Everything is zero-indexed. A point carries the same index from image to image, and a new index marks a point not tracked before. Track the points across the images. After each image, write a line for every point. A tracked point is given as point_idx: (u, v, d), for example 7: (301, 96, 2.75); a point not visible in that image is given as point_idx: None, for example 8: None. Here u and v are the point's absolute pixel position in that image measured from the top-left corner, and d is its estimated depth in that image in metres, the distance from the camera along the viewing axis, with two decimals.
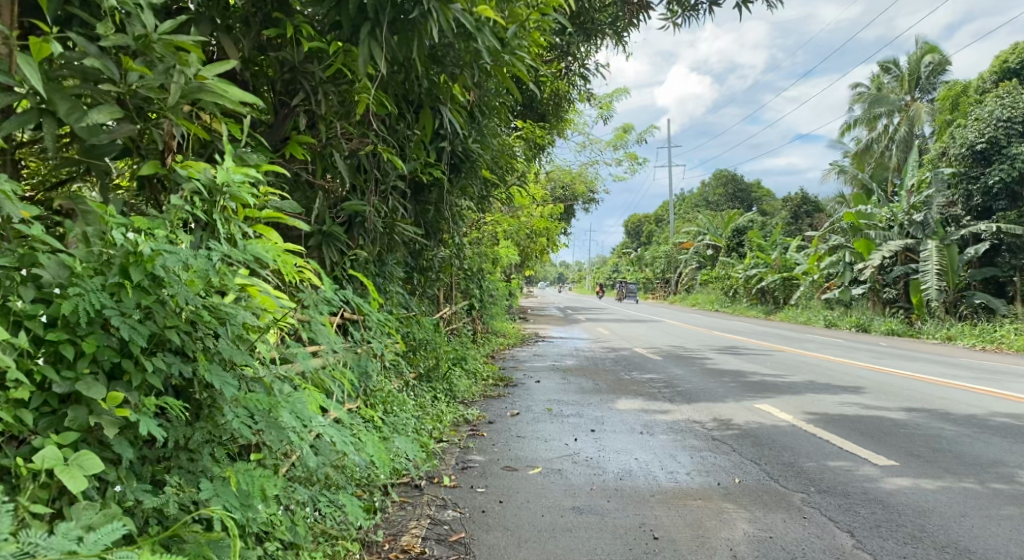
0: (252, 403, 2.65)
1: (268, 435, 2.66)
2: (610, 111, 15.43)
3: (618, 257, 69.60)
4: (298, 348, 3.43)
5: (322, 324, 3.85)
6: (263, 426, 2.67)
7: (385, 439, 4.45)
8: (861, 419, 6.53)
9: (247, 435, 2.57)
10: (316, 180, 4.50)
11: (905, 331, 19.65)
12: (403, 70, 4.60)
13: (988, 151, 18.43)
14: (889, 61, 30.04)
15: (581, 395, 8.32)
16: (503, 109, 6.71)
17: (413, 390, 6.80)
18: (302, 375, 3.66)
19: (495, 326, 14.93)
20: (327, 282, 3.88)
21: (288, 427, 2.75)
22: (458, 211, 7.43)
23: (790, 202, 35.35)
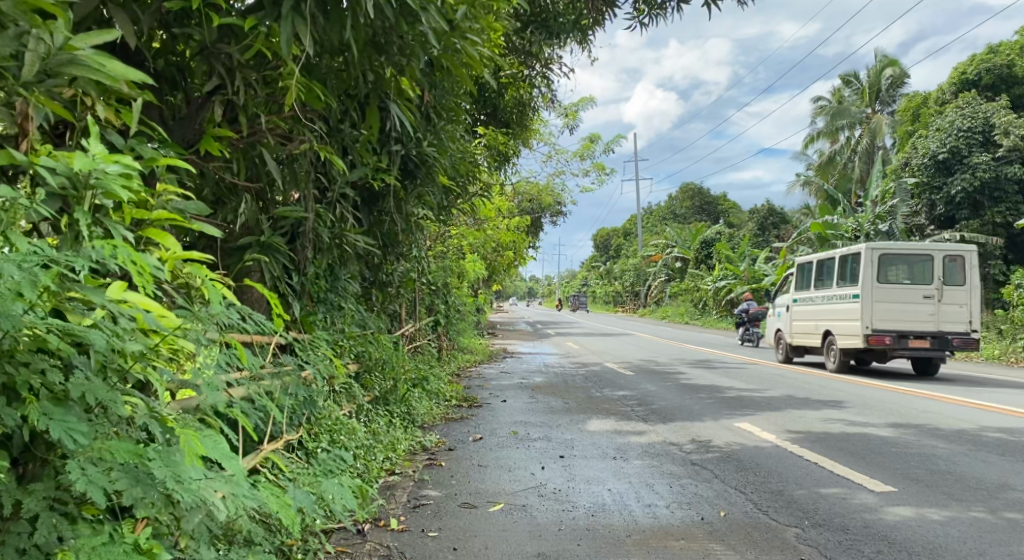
0: (113, 455, 2.12)
1: (132, 498, 2.12)
2: (575, 120, 15.02)
3: (589, 271, 69.59)
4: (207, 379, 2.89)
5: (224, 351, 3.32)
6: (125, 482, 2.12)
7: (317, 480, 3.88)
8: (848, 437, 6.10)
9: (99, 498, 2.02)
10: (238, 181, 3.93)
11: None
12: (343, 56, 4.11)
13: (950, 161, 18.50)
14: (850, 74, 30.27)
15: (549, 416, 7.78)
16: (462, 112, 6.19)
17: (367, 415, 6.23)
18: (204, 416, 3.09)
19: (461, 342, 14.35)
20: (218, 303, 2.94)
21: (161, 485, 2.22)
22: (415, 222, 6.84)
23: (755, 214, 35.43)
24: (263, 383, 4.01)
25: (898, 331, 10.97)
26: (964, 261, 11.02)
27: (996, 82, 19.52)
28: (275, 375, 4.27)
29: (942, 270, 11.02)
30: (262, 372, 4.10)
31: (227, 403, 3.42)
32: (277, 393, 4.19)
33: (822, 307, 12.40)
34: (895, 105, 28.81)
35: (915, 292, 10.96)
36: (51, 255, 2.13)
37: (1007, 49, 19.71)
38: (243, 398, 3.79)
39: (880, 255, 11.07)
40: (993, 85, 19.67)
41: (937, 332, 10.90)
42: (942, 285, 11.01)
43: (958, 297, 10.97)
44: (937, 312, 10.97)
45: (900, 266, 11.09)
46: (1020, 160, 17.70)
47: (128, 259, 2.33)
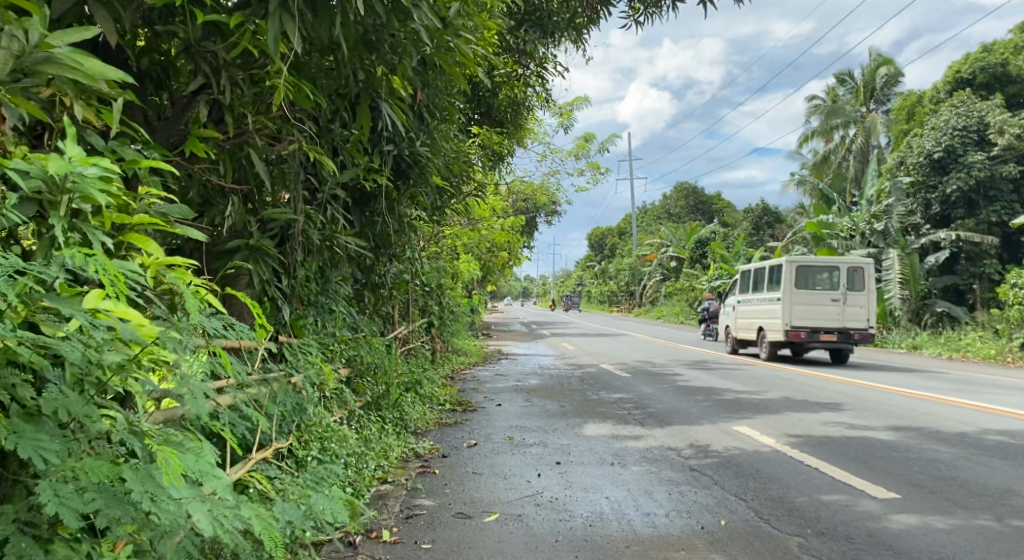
0: (88, 475, 2.03)
1: (108, 519, 2.04)
2: (570, 120, 14.91)
3: (585, 271, 69.57)
4: (193, 391, 2.76)
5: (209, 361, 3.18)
6: (99, 503, 2.04)
7: (308, 492, 3.76)
8: (848, 440, 6.02)
9: (70, 522, 1.93)
10: (225, 184, 3.83)
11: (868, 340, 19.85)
12: (333, 55, 4.01)
13: (945, 160, 18.48)
14: (844, 74, 30.24)
15: (545, 419, 7.68)
16: (455, 111, 6.09)
17: (359, 421, 6.13)
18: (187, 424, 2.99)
19: (456, 344, 14.23)
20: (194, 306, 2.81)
21: (139, 503, 2.13)
22: (408, 223, 6.73)
23: (750, 214, 35.39)
24: (251, 391, 3.89)
25: (812, 328, 13.14)
26: (864, 270, 13.19)
27: (990, 80, 19.50)
28: (263, 383, 4.16)
29: (847, 278, 13.20)
30: (250, 380, 3.98)
31: (213, 414, 3.33)
32: (265, 402, 4.07)
33: (755, 306, 14.61)
34: (889, 104, 28.82)
35: (826, 296, 13.11)
36: (25, 265, 2.06)
37: (1001, 48, 19.69)
38: (230, 408, 3.68)
39: (797, 267, 13.17)
40: (987, 84, 19.66)
41: (841, 328, 13.14)
42: (847, 290, 13.20)
43: (860, 300, 13.17)
44: (843, 312, 13.18)
45: (815, 275, 13.21)
46: (1014, 159, 17.69)
47: (104, 269, 2.22)
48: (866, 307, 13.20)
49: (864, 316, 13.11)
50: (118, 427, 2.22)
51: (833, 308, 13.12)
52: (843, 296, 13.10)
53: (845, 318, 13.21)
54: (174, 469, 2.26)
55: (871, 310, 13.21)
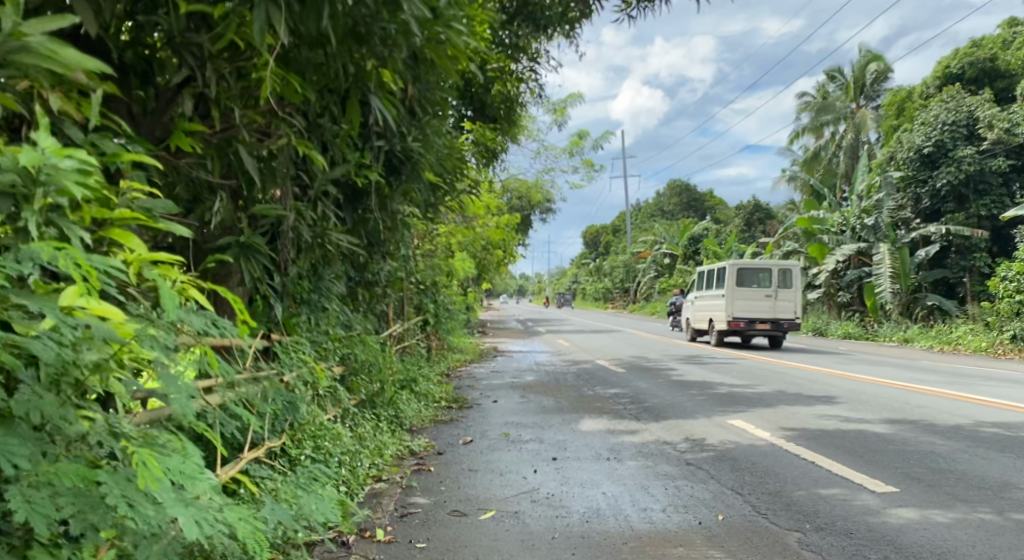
0: (60, 479, 2.01)
1: (82, 526, 2.02)
2: (564, 117, 14.86)
3: (579, 268, 69.69)
4: (176, 390, 2.72)
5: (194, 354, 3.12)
6: (72, 508, 2.00)
7: (298, 493, 3.69)
8: (844, 434, 6.00)
9: (41, 529, 1.90)
10: (213, 180, 3.77)
11: (861, 334, 19.93)
12: (322, 48, 3.96)
13: (935, 155, 18.51)
14: (835, 69, 30.27)
15: (541, 416, 7.63)
16: (447, 106, 6.02)
17: (353, 418, 6.07)
18: (172, 421, 2.94)
19: (451, 342, 14.19)
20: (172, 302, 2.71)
21: (113, 508, 2.11)
22: (401, 220, 6.65)
23: (743, 210, 35.43)
24: (240, 390, 3.82)
25: (750, 319, 16.13)
26: (793, 271, 16.15)
27: (980, 75, 19.54)
28: (252, 383, 4.08)
29: (779, 278, 16.17)
30: (239, 379, 3.91)
31: (200, 411, 3.27)
32: (254, 401, 4.00)
33: (704, 301, 17.94)
34: (880, 99, 28.85)
35: (760, 293, 16.10)
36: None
37: (991, 42, 19.70)
38: (219, 407, 3.61)
39: (737, 270, 16.22)
40: (977, 78, 19.70)
41: (773, 319, 16.10)
42: (779, 288, 16.16)
43: (789, 296, 16.14)
44: (775, 306, 16.17)
45: (752, 275, 16.21)
46: (1004, 153, 17.71)
47: (78, 262, 2.16)
48: (794, 302, 16.19)
49: (792, 309, 16.11)
50: (93, 429, 2.20)
51: (767, 302, 16.06)
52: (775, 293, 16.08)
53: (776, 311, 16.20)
54: (151, 471, 2.20)
55: (798, 305, 16.19)
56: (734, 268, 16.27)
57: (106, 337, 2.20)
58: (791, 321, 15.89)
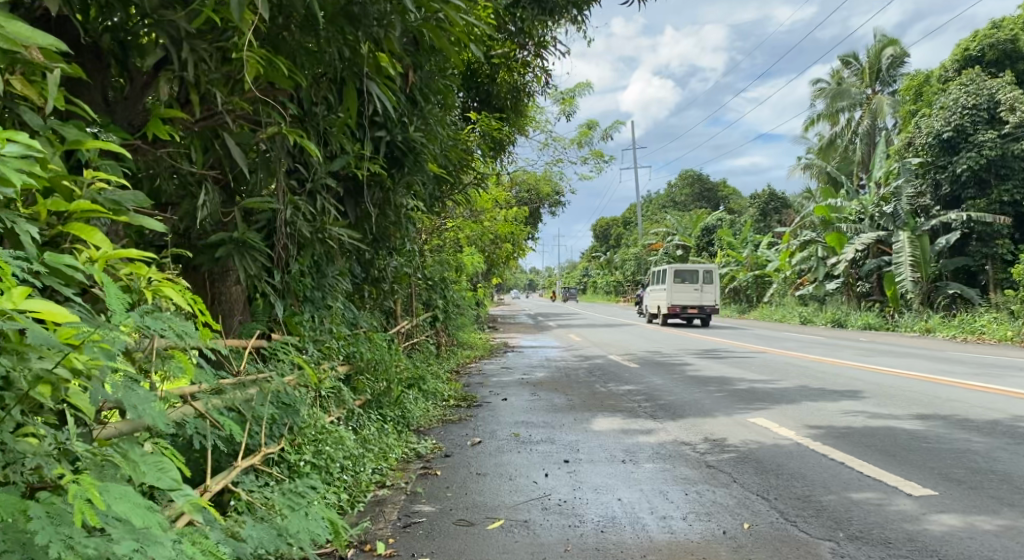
0: None
1: None
2: (572, 107, 14.53)
3: (591, 262, 69.39)
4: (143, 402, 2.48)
5: (173, 360, 2.85)
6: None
7: (287, 513, 3.45)
8: (873, 431, 5.69)
9: None
10: (197, 170, 3.54)
11: (882, 324, 19.53)
12: (312, 28, 3.74)
13: (954, 140, 18.03)
14: (849, 55, 29.64)
15: (553, 414, 7.37)
16: (450, 93, 5.73)
17: (358, 420, 5.84)
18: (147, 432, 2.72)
19: (460, 338, 13.95)
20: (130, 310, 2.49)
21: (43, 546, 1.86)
22: (406, 214, 6.36)
23: (757, 200, 34.88)
24: (226, 395, 3.55)
25: (684, 306, 22.37)
26: (714, 271, 22.30)
27: (1000, 58, 19.04)
28: (240, 386, 3.80)
29: (705, 276, 22.32)
30: (224, 383, 3.64)
31: (178, 418, 3.07)
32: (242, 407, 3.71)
33: (651, 293, 25.10)
34: (896, 85, 28.25)
35: (690, 287, 22.42)
36: None
37: (1011, 23, 19.10)
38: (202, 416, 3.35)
39: (676, 270, 22.23)
40: (997, 61, 19.20)
41: (700, 305, 22.29)
42: (705, 284, 22.31)
43: (711, 289, 22.37)
44: (702, 296, 22.39)
45: (685, 274, 22.27)
46: None
47: None
48: (715, 294, 22.41)
49: (713, 298, 22.20)
50: (36, 450, 2.00)
51: (694, 294, 22.32)
52: (700, 287, 22.40)
53: (702, 299, 22.40)
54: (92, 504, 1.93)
55: (718, 296, 22.43)
56: (674, 270, 22.39)
57: (50, 342, 2.03)
58: (711, 306, 22.06)
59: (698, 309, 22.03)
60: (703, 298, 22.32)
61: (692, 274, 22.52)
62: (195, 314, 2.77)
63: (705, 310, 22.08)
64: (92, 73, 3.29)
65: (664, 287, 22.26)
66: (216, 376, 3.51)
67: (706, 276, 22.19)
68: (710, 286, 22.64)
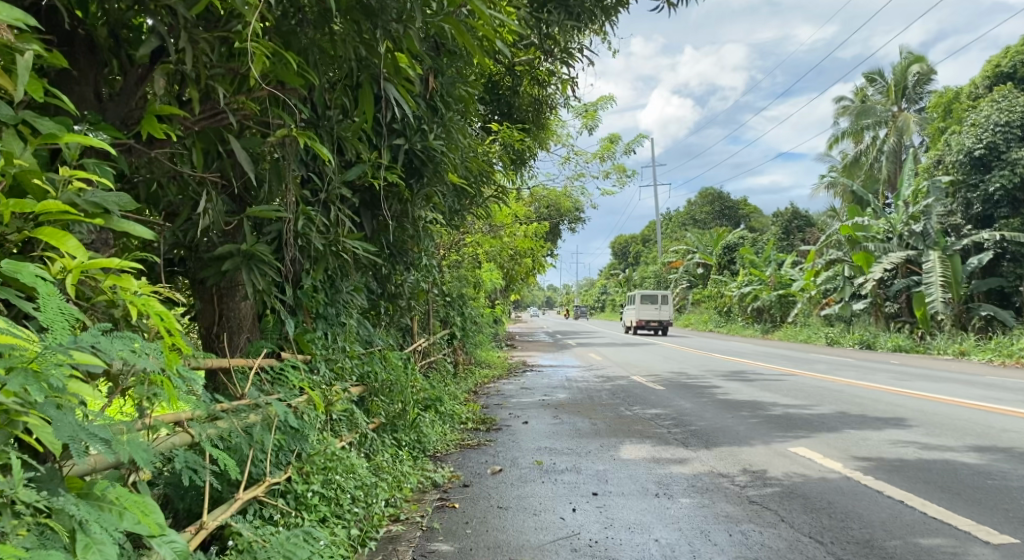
0: None
1: None
2: (595, 121, 14.20)
3: (609, 279, 69.16)
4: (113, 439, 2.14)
5: (159, 389, 2.49)
6: None
7: None
8: (929, 464, 5.27)
9: None
10: (196, 173, 3.21)
11: (912, 347, 18.86)
12: (328, 24, 3.44)
13: (986, 158, 17.48)
14: (873, 72, 29.15)
15: (577, 440, 6.98)
16: (472, 102, 5.43)
17: (371, 444, 5.48)
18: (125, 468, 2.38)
19: (479, 356, 13.62)
20: (99, 334, 2.16)
21: None
22: (425, 228, 6.04)
23: (779, 218, 34.35)
24: (220, 424, 3.21)
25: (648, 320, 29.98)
26: (669, 294, 29.98)
27: None
28: (236, 413, 3.45)
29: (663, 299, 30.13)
30: (219, 410, 3.29)
31: (164, 453, 2.73)
32: (238, 437, 3.36)
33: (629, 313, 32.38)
34: (923, 103, 27.65)
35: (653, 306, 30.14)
36: None
37: None
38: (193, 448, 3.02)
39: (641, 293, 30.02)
40: None
41: (660, 320, 30.01)
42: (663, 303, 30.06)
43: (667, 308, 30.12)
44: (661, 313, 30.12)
45: (648, 297, 30.21)
46: None
47: None
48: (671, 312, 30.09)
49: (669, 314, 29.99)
50: None
51: (655, 311, 30.13)
52: (660, 306, 30.23)
53: (661, 314, 30.14)
54: None
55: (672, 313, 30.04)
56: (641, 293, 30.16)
57: None
58: (668, 320, 29.76)
59: (658, 323, 29.89)
60: (661, 314, 30.15)
61: (654, 297, 30.36)
62: (180, 337, 2.44)
63: (663, 323, 29.90)
64: (84, 66, 2.98)
65: (633, 307, 29.94)
66: (210, 402, 3.19)
67: (664, 298, 30.10)
68: (667, 307, 30.45)
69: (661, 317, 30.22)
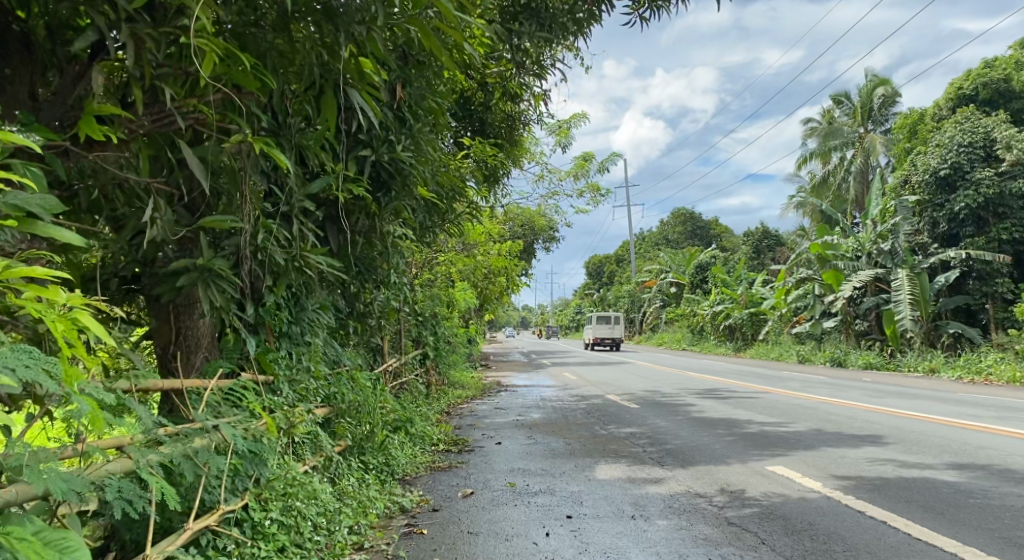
0: None
1: None
2: (568, 139, 14.14)
3: (583, 299, 69.38)
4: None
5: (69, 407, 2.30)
6: None
7: None
8: (910, 482, 5.17)
9: None
10: (141, 179, 3.02)
11: (883, 364, 18.94)
12: (287, 27, 3.27)
13: (951, 178, 17.72)
14: (840, 95, 29.62)
15: (551, 461, 6.78)
16: (442, 113, 5.27)
17: (336, 468, 5.23)
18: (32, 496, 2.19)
19: (452, 376, 13.41)
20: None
21: None
22: (395, 244, 5.84)
23: (750, 237, 34.63)
24: (163, 449, 2.97)
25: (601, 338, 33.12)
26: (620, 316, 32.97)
27: (994, 96, 18.84)
28: (182, 438, 3.21)
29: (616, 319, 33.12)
30: (161, 434, 3.06)
31: (92, 482, 2.52)
32: (182, 463, 3.12)
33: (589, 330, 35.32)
34: (889, 124, 28.08)
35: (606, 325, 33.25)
36: None
37: (1003, 63, 19.00)
38: (134, 476, 2.82)
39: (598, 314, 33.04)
40: (990, 100, 19.00)
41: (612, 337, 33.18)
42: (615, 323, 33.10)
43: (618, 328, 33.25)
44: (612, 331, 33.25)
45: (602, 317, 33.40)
46: None
47: None
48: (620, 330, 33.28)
49: (620, 332, 33.15)
50: None
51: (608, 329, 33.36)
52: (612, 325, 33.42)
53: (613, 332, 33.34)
54: None
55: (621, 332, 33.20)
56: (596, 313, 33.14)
57: None
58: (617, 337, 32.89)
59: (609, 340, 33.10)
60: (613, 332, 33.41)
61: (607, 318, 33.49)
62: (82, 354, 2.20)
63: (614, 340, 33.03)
64: (17, 65, 2.83)
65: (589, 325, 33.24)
66: (151, 427, 2.95)
67: (616, 318, 33.28)
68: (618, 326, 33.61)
69: (613, 335, 33.38)
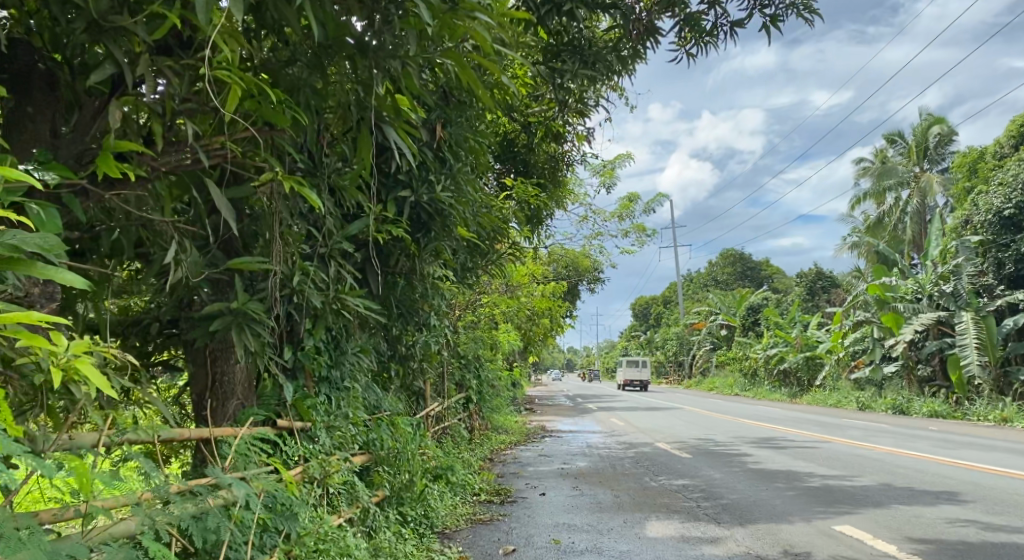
0: None
1: None
2: (612, 179, 13.93)
3: (629, 341, 68.37)
4: None
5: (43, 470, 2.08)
6: None
7: None
8: (997, 548, 4.69)
9: None
10: (161, 218, 2.89)
11: (949, 413, 17.94)
12: (324, 61, 3.10)
13: (1017, 217, 16.96)
14: (893, 133, 28.93)
15: (598, 515, 6.41)
16: (483, 151, 5.08)
17: (373, 520, 4.97)
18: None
19: (495, 421, 13.10)
20: None
21: None
22: (437, 285, 5.63)
23: (803, 279, 33.70)
24: (172, 512, 2.74)
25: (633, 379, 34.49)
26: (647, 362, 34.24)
27: None
28: (194, 498, 2.96)
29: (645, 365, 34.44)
30: (172, 492, 2.83)
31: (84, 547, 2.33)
32: (191, 526, 2.87)
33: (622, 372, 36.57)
34: (945, 163, 27.25)
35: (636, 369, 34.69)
36: None
37: None
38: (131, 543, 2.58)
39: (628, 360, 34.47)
40: None
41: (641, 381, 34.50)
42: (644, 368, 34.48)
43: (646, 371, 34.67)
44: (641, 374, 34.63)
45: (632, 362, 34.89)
46: None
47: None
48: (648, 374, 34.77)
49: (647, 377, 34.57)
50: None
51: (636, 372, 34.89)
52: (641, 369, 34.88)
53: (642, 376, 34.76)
54: None
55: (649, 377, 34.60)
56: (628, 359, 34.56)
57: None
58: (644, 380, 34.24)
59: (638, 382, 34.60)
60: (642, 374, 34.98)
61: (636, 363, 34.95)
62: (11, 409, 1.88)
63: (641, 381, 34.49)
64: (40, 103, 2.76)
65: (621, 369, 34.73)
66: (160, 485, 2.74)
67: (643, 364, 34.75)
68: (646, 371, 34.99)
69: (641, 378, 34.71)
